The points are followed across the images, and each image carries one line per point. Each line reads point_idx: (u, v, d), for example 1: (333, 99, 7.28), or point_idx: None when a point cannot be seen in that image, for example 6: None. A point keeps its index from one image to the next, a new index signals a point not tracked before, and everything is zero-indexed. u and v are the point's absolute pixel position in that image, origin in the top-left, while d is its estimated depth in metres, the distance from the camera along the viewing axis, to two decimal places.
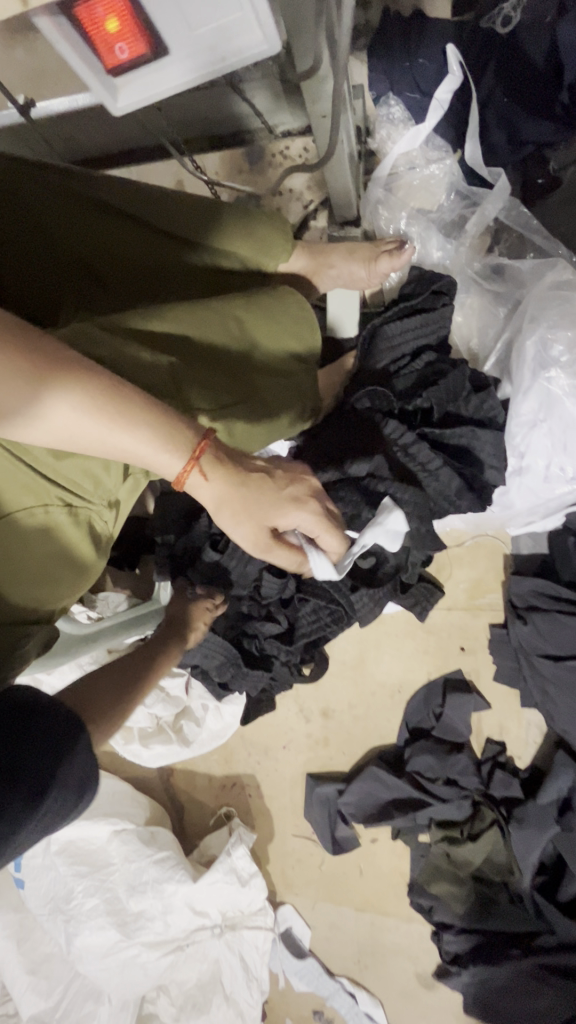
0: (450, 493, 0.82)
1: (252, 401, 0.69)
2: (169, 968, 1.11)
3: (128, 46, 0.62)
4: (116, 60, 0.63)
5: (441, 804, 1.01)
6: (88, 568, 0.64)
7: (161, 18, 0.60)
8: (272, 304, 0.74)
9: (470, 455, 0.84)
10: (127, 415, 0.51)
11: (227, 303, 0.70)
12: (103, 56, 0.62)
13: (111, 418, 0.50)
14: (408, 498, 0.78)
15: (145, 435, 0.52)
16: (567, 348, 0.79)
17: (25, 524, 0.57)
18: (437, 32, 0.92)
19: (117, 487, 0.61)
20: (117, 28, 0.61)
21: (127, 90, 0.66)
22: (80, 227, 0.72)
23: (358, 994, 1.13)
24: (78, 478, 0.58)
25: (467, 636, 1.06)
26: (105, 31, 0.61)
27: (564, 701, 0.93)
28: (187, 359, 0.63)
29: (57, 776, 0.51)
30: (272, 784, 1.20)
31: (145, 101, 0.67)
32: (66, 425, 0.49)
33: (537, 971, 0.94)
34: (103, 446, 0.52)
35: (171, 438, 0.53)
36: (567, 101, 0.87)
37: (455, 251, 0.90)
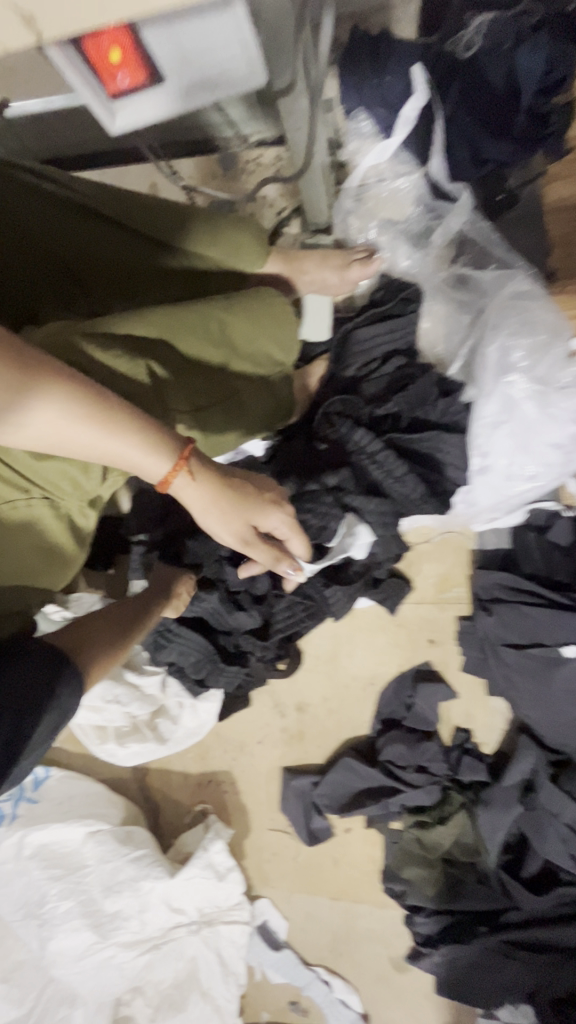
0: (415, 496, 0.86)
1: (227, 405, 0.72)
2: (145, 968, 1.11)
3: (128, 72, 0.80)
4: (116, 85, 0.81)
5: (413, 790, 1.05)
6: (67, 561, 0.65)
7: (157, 56, 0.78)
8: (250, 307, 0.75)
9: (433, 458, 0.90)
10: (114, 422, 0.52)
11: (205, 307, 0.71)
12: (106, 84, 0.80)
13: (99, 424, 0.51)
14: (373, 509, 0.86)
15: (132, 442, 0.53)
16: (527, 353, 0.83)
17: (5, 518, 0.58)
18: (404, 50, 0.97)
19: (98, 489, 0.62)
20: (119, 61, 0.78)
21: (123, 113, 0.84)
22: (60, 230, 0.73)
23: (333, 981, 1.16)
24: (57, 478, 0.58)
25: (435, 629, 1.11)
26: (109, 62, 0.78)
27: (526, 686, 0.98)
28: (166, 365, 0.65)
29: (60, 686, 0.60)
30: (248, 779, 1.22)
31: (136, 124, 0.85)
32: (53, 431, 0.50)
33: (503, 947, 0.98)
34: (90, 452, 0.53)
35: (158, 443, 0.55)
36: (525, 122, 0.93)
37: (421, 261, 0.95)
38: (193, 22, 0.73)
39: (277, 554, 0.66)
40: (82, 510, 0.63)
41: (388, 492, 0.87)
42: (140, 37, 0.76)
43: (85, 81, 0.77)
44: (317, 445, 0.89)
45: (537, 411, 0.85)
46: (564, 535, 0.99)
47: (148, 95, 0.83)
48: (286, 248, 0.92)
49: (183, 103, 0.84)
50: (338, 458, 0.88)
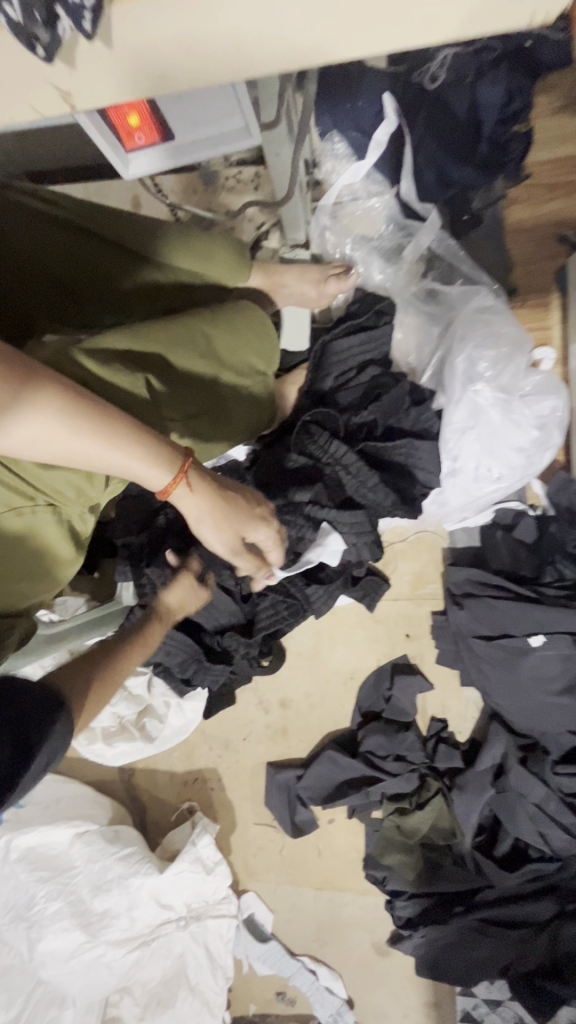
0: (386, 503, 0.90)
1: (217, 415, 0.76)
2: (134, 966, 1.13)
3: (145, 138, 0.87)
4: (134, 144, 0.87)
5: (392, 778, 1.10)
6: (67, 564, 0.67)
7: (170, 121, 0.84)
8: (235, 321, 0.80)
9: (407, 468, 0.92)
10: (118, 435, 0.55)
11: (195, 323, 0.75)
12: (125, 140, 0.87)
13: (105, 438, 0.54)
14: (347, 518, 0.88)
15: (135, 453, 0.57)
16: (490, 365, 0.91)
17: (10, 525, 0.60)
18: (374, 80, 1.03)
19: (101, 495, 0.65)
20: (137, 125, 0.85)
21: (138, 165, 0.91)
22: (51, 247, 0.76)
23: (319, 970, 1.19)
24: (63, 487, 0.61)
25: (412, 624, 1.16)
26: (128, 126, 0.85)
27: (496, 675, 1.04)
28: (159, 378, 0.69)
29: (49, 730, 0.57)
30: (233, 775, 1.25)
31: (148, 171, 0.92)
32: (62, 445, 0.53)
33: (478, 924, 1.04)
34: (96, 464, 0.56)
35: (159, 454, 0.59)
36: (485, 152, 1.01)
37: (394, 275, 1.01)
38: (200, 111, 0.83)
39: (260, 563, 0.73)
40: (82, 516, 0.65)
41: (361, 501, 0.90)
42: (155, 108, 0.83)
43: (106, 138, 0.84)
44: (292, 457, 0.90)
45: (501, 417, 0.92)
46: (529, 533, 1.06)
47: (157, 148, 0.89)
48: (266, 262, 0.97)
49: (178, 159, 0.91)
50: (313, 468, 0.90)
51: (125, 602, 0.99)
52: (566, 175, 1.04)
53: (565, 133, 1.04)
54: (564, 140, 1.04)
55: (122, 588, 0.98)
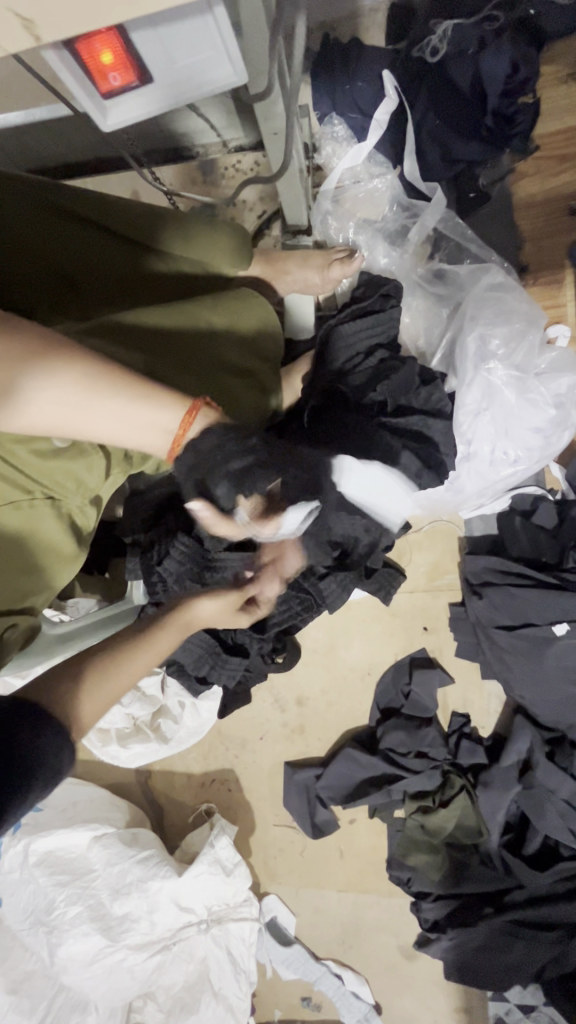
0: (411, 472, 0.86)
1: (225, 392, 0.73)
2: (156, 971, 1.11)
3: (121, 74, 0.62)
4: (108, 85, 0.63)
5: (414, 775, 1.07)
6: (70, 557, 0.66)
7: (153, 56, 0.61)
8: (236, 297, 0.79)
9: (424, 439, 0.88)
10: (131, 388, 0.54)
11: (197, 304, 0.74)
12: (98, 83, 0.62)
13: (118, 391, 0.53)
14: (371, 478, 0.82)
15: (150, 407, 0.56)
16: (503, 343, 0.88)
17: (10, 520, 0.60)
18: (374, 58, 1.01)
19: (101, 484, 0.65)
20: (111, 60, 0.61)
21: (117, 111, 0.67)
22: (47, 234, 0.74)
23: (344, 974, 1.16)
24: (62, 478, 0.62)
25: (429, 616, 1.13)
26: (100, 62, 0.60)
27: (520, 667, 1.00)
28: (160, 358, 0.68)
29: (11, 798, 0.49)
30: (251, 775, 1.23)
31: (132, 120, 0.68)
32: (76, 403, 0.51)
33: (509, 927, 1.00)
34: (120, 426, 0.55)
35: (173, 404, 0.57)
36: (491, 124, 0.97)
37: (399, 258, 0.98)
38: (181, 41, 0.58)
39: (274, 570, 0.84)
40: (83, 509, 0.66)
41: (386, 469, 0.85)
42: (128, 35, 0.58)
43: (73, 76, 0.59)
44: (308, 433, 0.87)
45: (516, 397, 0.89)
46: (549, 519, 1.03)
47: (139, 93, 0.65)
48: (269, 250, 0.95)
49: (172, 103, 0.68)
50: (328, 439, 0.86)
51: (135, 603, 1.00)
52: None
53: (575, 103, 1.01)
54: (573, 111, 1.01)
55: (133, 587, 0.98)
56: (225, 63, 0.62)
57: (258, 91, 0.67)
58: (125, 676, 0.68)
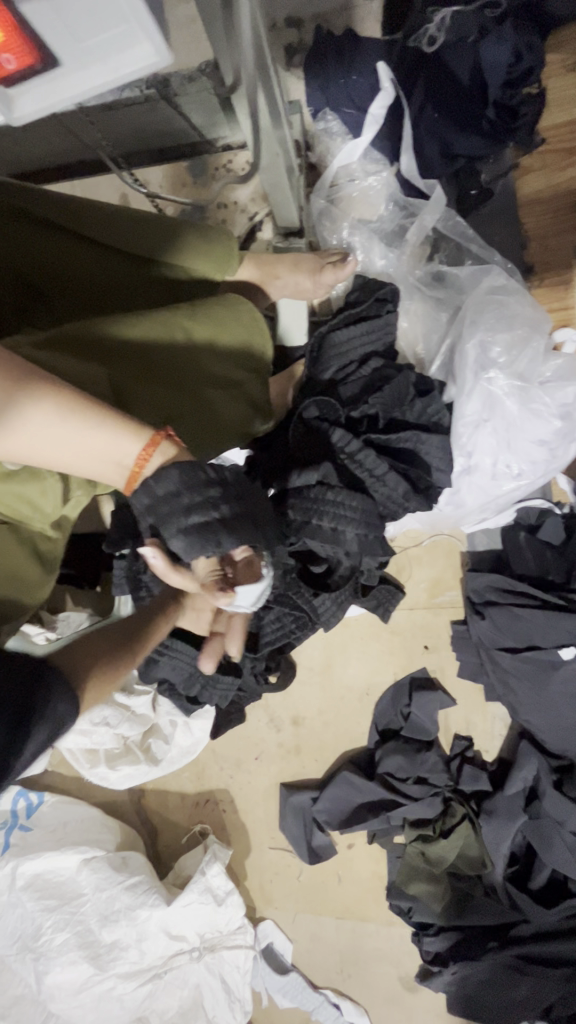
0: (398, 496, 0.81)
1: (200, 409, 0.69)
2: (147, 999, 1.07)
3: (17, 58, 0.48)
4: (2, 71, 0.49)
5: (413, 803, 1.02)
6: (35, 583, 0.63)
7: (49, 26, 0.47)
8: (217, 307, 0.74)
9: (415, 457, 0.85)
10: (83, 411, 0.51)
11: (172, 312, 0.69)
12: None
13: (67, 416, 0.50)
14: (355, 503, 0.77)
15: (101, 430, 0.52)
16: (505, 350, 0.83)
17: None
18: (368, 50, 0.96)
19: (60, 510, 0.60)
20: (0, 38, 0.47)
21: (26, 101, 0.51)
22: (18, 239, 0.71)
23: (343, 1005, 1.12)
24: (15, 503, 0.58)
25: (430, 634, 1.08)
26: None
27: (524, 691, 0.94)
28: (130, 371, 0.64)
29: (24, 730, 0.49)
30: (246, 796, 1.19)
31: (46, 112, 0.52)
32: (17, 423, 0.49)
33: (516, 962, 0.94)
34: (66, 449, 0.52)
35: (130, 432, 0.54)
36: (492, 116, 0.92)
37: (397, 260, 0.93)
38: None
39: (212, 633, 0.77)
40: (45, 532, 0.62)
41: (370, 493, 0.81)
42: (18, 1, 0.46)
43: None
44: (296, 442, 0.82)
45: (519, 408, 0.84)
46: (556, 534, 0.97)
47: (47, 83, 0.51)
48: (259, 254, 0.90)
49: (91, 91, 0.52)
50: (316, 453, 0.80)
51: None
52: None
53: None
54: None
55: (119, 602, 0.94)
56: (140, 40, 0.50)
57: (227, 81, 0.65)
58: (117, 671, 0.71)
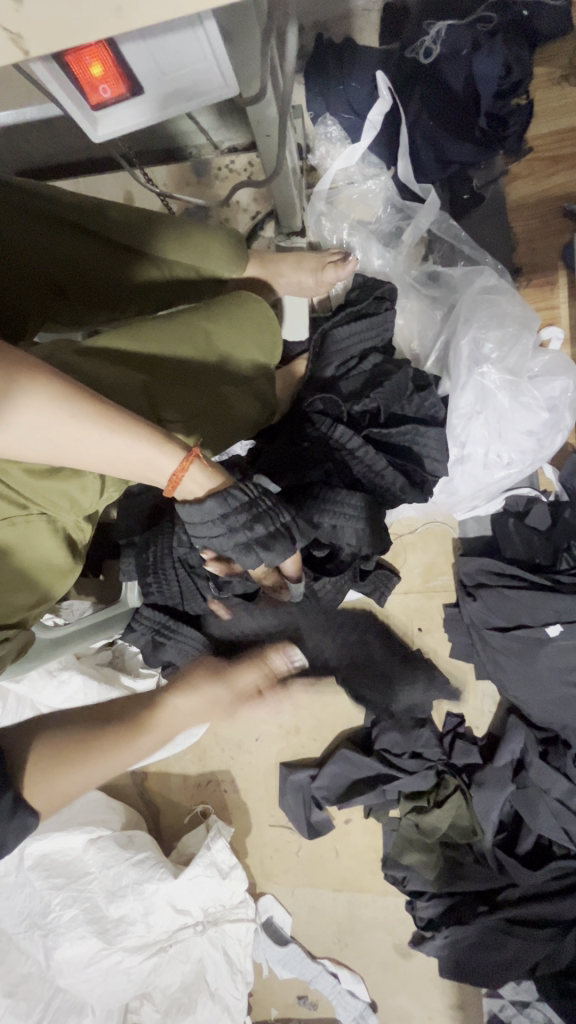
0: (395, 490, 0.85)
1: (218, 408, 0.73)
2: (153, 971, 1.11)
3: (111, 87, 0.63)
4: (99, 98, 0.64)
5: (408, 775, 1.07)
6: (64, 571, 0.67)
7: (140, 67, 0.61)
8: (231, 314, 0.77)
9: (414, 449, 0.88)
10: (123, 426, 0.54)
11: (190, 320, 0.73)
12: (88, 94, 0.63)
13: (107, 428, 0.53)
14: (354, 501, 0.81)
15: (139, 444, 0.55)
16: (496, 347, 0.88)
17: (6, 536, 0.60)
18: (367, 57, 1.01)
19: (96, 504, 0.64)
20: (101, 73, 0.61)
21: (108, 122, 0.67)
22: (40, 243, 0.74)
23: (340, 973, 1.17)
24: (57, 498, 0.60)
25: (424, 617, 1.14)
26: (90, 76, 0.62)
27: (513, 668, 1.00)
28: (156, 375, 0.68)
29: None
30: (247, 776, 1.23)
31: (125, 132, 0.69)
32: (60, 437, 0.51)
33: (503, 925, 1.00)
34: (104, 459, 0.55)
35: (160, 440, 0.57)
36: (485, 126, 0.98)
37: (394, 260, 0.97)
38: (172, 54, 0.59)
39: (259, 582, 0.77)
40: (78, 524, 0.66)
41: (369, 488, 0.85)
42: (119, 48, 0.59)
43: (62, 89, 0.61)
44: (298, 444, 0.85)
45: (509, 401, 0.89)
46: (542, 520, 1.03)
47: (131, 104, 0.66)
48: (262, 252, 0.94)
49: (164, 114, 0.68)
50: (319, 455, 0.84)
51: (130, 605, 0.98)
52: (569, 146, 1.00)
53: (567, 104, 1.01)
54: (566, 112, 1.01)
55: (127, 588, 0.97)
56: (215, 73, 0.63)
57: (252, 95, 0.68)
58: (69, 787, 0.64)
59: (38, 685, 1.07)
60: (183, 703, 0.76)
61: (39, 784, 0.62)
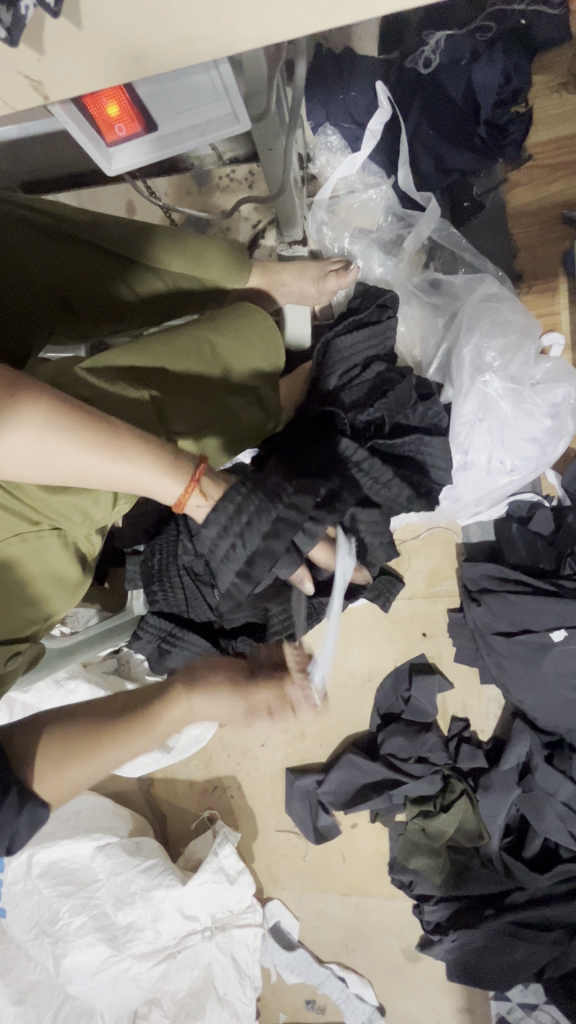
0: (403, 499, 0.83)
1: (225, 417, 0.73)
2: (161, 978, 1.12)
3: (126, 127, 0.65)
4: (114, 136, 0.66)
5: (415, 781, 1.07)
6: (75, 585, 0.67)
7: None
8: (237, 325, 0.78)
9: (420, 458, 0.88)
10: (127, 445, 0.54)
11: (195, 333, 0.74)
12: (104, 133, 0.66)
13: (111, 449, 0.53)
14: (366, 516, 0.77)
15: (145, 461, 0.55)
16: (499, 354, 0.89)
17: (16, 551, 0.61)
18: (366, 68, 1.02)
19: (108, 517, 0.64)
20: (117, 113, 0.64)
21: (121, 156, 0.69)
22: (46, 259, 0.74)
23: (348, 977, 1.17)
24: (68, 511, 0.61)
25: (428, 622, 1.14)
26: (106, 115, 0.64)
27: (518, 672, 1.01)
28: (164, 388, 0.69)
29: None
30: (253, 782, 1.24)
31: (138, 165, 0.70)
32: (69, 460, 0.52)
33: (510, 928, 1.00)
34: (109, 479, 0.55)
35: (164, 460, 0.57)
36: (484, 134, 0.99)
37: (395, 267, 0.97)
38: (185, 93, 0.62)
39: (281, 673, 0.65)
40: (89, 538, 0.66)
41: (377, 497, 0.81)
42: (134, 91, 0.61)
43: (79, 129, 0.63)
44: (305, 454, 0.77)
45: (512, 408, 0.90)
46: (546, 525, 1.04)
47: (145, 142, 0.68)
48: (265, 261, 0.95)
49: (177, 148, 0.69)
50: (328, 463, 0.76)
51: (135, 612, 1.00)
52: (567, 152, 1.01)
53: (566, 112, 1.01)
54: (566, 119, 1.01)
55: (132, 597, 0.99)
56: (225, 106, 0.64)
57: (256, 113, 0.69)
58: (74, 779, 0.63)
59: (46, 694, 1.08)
60: (184, 709, 0.66)
61: (47, 774, 0.62)
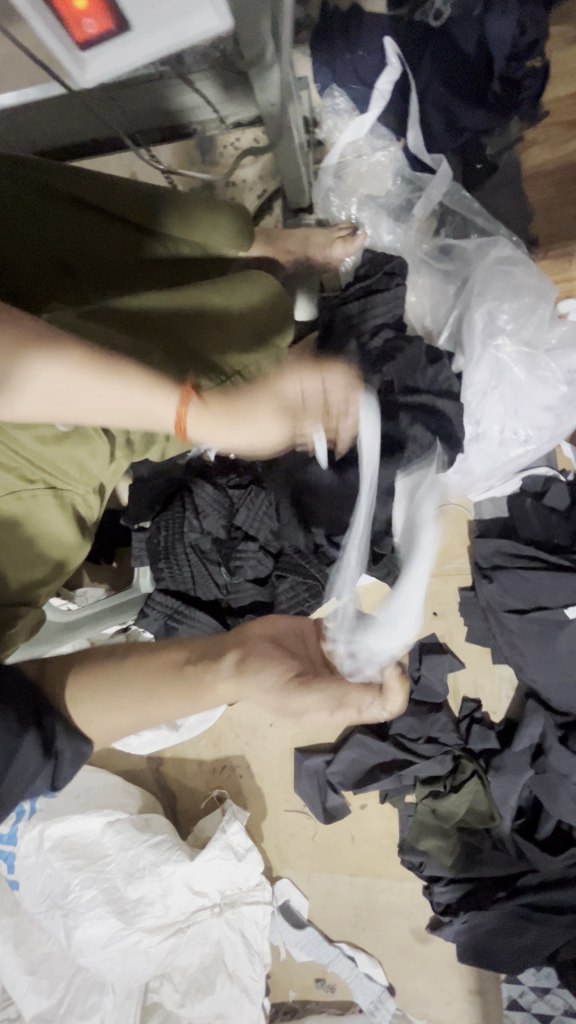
0: (424, 450, 0.85)
1: None
2: (171, 953, 1.12)
3: (94, 21, 0.78)
4: (84, 34, 0.79)
5: (424, 760, 1.06)
6: (73, 545, 0.68)
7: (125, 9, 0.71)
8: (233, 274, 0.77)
9: (434, 419, 0.87)
10: (119, 368, 0.50)
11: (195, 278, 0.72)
12: (74, 29, 0.79)
13: (104, 370, 0.50)
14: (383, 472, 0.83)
15: (140, 384, 0.52)
16: (512, 316, 0.85)
17: (11, 510, 0.60)
18: (374, 23, 0.99)
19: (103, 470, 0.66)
20: (85, 8, 0.76)
21: (94, 58, 0.82)
22: (36, 212, 0.71)
23: (358, 957, 1.17)
24: (64, 464, 0.61)
25: (438, 602, 1.12)
26: (74, 9, 0.77)
27: (531, 650, 0.99)
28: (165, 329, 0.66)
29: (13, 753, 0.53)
30: (261, 762, 1.23)
31: (108, 72, 0.85)
32: (63, 385, 0.48)
33: (523, 910, 0.99)
34: (107, 407, 0.51)
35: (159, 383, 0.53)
36: (498, 90, 0.95)
37: (404, 235, 0.96)
38: None
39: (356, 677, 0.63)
40: (86, 498, 0.67)
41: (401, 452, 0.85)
42: None
43: (48, 23, 0.77)
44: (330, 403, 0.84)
45: (525, 375, 0.86)
46: (561, 499, 1.00)
47: (115, 39, 0.80)
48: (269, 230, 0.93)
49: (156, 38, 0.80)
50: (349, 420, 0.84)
51: (142, 590, 0.98)
52: None
53: None
54: None
55: (138, 573, 0.97)
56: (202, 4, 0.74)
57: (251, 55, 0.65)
58: (110, 716, 0.65)
59: None
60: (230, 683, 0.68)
61: (83, 705, 0.64)
